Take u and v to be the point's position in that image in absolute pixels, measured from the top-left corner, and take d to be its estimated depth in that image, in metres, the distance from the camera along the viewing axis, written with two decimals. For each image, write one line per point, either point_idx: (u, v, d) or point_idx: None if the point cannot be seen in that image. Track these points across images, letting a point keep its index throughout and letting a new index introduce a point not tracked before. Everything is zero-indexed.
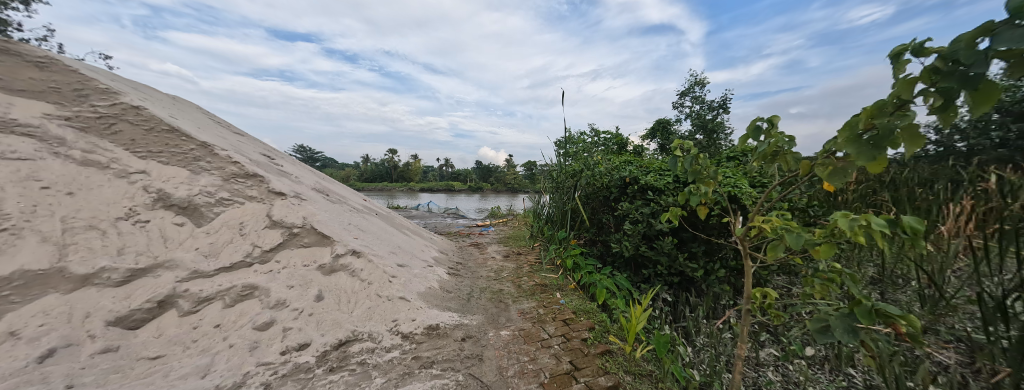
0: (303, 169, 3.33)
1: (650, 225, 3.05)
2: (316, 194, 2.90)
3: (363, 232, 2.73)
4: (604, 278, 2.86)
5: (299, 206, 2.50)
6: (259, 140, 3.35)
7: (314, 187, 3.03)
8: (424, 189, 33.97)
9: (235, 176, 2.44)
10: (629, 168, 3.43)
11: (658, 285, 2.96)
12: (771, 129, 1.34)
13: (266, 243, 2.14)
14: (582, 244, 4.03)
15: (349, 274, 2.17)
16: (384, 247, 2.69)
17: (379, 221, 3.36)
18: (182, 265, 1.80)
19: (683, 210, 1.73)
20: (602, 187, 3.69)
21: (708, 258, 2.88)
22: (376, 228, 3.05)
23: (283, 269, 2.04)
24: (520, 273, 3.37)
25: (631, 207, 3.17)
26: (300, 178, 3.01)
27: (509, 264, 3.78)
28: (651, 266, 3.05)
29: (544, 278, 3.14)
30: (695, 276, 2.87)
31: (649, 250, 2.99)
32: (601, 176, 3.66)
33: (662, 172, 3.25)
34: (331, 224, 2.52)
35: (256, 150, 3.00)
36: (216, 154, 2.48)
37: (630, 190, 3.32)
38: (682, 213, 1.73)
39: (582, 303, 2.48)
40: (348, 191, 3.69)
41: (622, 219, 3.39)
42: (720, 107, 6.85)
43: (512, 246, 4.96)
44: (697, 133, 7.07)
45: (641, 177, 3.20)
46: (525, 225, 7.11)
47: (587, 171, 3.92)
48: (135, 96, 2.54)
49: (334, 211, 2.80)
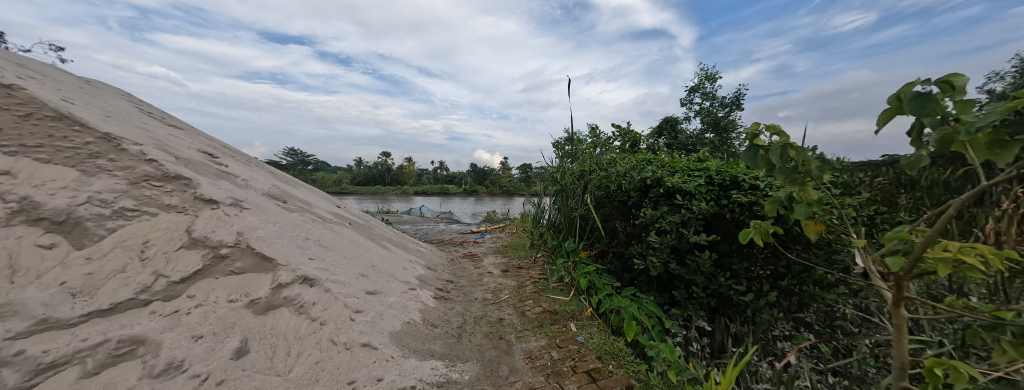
0: (257, 172, 2.75)
1: (681, 236, 2.53)
2: (268, 201, 2.32)
3: (325, 250, 2.16)
4: (629, 303, 2.33)
5: (237, 217, 1.91)
6: (204, 136, 2.76)
7: (268, 191, 2.45)
8: (418, 192, 33.37)
9: (148, 178, 1.85)
10: (650, 167, 2.91)
11: (692, 311, 2.42)
12: (952, 95, 0.81)
13: (177, 271, 1.54)
14: (592, 257, 3.48)
15: (294, 312, 1.58)
16: (351, 268, 2.12)
17: (352, 233, 2.79)
18: (25, 310, 1.18)
19: (777, 228, 1.17)
20: (617, 190, 3.17)
21: (752, 277, 2.39)
22: (346, 243, 2.48)
23: (196, 308, 1.44)
24: (523, 295, 2.82)
25: (656, 214, 2.65)
26: (250, 181, 2.43)
27: (509, 283, 3.21)
28: (681, 287, 2.52)
29: (554, 303, 2.57)
30: (741, 301, 2.33)
31: (682, 268, 2.46)
32: (616, 177, 3.14)
33: (691, 173, 2.75)
34: (281, 240, 1.93)
35: (193, 146, 2.40)
36: (125, 149, 1.89)
37: (652, 194, 2.80)
38: (776, 231, 1.17)
39: (606, 342, 1.92)
40: (316, 197, 3.11)
41: (644, 228, 2.86)
42: (733, 104, 6.39)
43: (510, 258, 4.40)
44: (708, 131, 6.61)
45: (667, 178, 2.69)
46: (524, 231, 6.57)
47: (598, 172, 3.41)
48: (19, 74, 1.94)
49: (289, 222, 2.22)
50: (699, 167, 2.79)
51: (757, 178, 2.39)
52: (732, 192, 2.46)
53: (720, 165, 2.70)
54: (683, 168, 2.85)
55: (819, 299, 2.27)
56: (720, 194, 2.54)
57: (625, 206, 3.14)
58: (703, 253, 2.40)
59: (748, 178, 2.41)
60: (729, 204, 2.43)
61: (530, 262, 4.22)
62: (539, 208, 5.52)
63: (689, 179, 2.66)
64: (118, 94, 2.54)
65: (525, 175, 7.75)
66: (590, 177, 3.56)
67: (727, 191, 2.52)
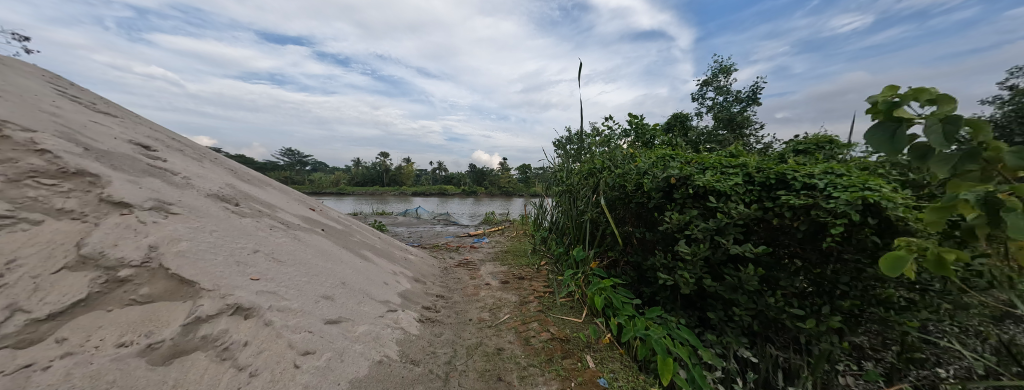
0: (209, 169, 2.31)
1: (716, 245, 2.12)
2: (212, 203, 1.88)
3: (280, 265, 1.72)
4: (657, 330, 1.91)
5: (159, 225, 1.47)
6: (145, 127, 2.32)
7: (216, 192, 2.01)
8: (416, 192, 32.92)
9: (35, 174, 1.39)
10: (675, 163, 2.50)
11: (732, 337, 2.00)
12: None
13: (45, 304, 1.07)
14: (605, 267, 3.06)
15: (213, 359, 1.13)
16: (313, 289, 1.69)
17: (323, 241, 2.35)
18: None
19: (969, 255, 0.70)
20: (634, 191, 2.76)
21: (805, 298, 1.98)
22: (312, 255, 2.04)
23: (61, 359, 0.97)
24: (527, 314, 2.39)
25: (685, 219, 2.24)
26: (193, 180, 1.99)
27: (509, 298, 2.77)
28: (717, 308, 2.10)
29: (565, 327, 2.12)
30: (795, 326, 1.91)
31: (719, 285, 2.03)
32: (633, 176, 2.72)
33: (724, 171, 2.35)
34: (217, 254, 1.49)
35: (122, 137, 1.96)
36: (7, 137, 1.44)
37: (678, 196, 2.39)
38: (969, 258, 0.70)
39: (637, 387, 1.54)
40: (284, 200, 2.68)
41: (669, 235, 2.44)
42: (749, 98, 5.98)
43: (510, 266, 3.97)
44: (722, 128, 6.20)
45: (697, 176, 2.28)
46: (525, 235, 6.15)
47: (612, 170, 3.00)
48: None
49: (239, 230, 1.79)
50: (733, 163, 2.38)
51: (811, 176, 1.99)
52: (778, 193, 2.06)
53: (758, 161, 2.31)
54: (713, 164, 2.44)
55: (890, 325, 1.85)
56: (762, 195, 2.13)
57: (643, 209, 2.72)
58: (746, 266, 1.98)
59: (799, 176, 2.01)
60: (775, 206, 2.02)
61: (532, 271, 3.78)
62: (541, 210, 5.09)
63: (724, 178, 2.25)
64: (34, 75, 2.10)
65: (525, 175, 7.34)
66: (602, 176, 3.15)
67: (773, 192, 2.11)
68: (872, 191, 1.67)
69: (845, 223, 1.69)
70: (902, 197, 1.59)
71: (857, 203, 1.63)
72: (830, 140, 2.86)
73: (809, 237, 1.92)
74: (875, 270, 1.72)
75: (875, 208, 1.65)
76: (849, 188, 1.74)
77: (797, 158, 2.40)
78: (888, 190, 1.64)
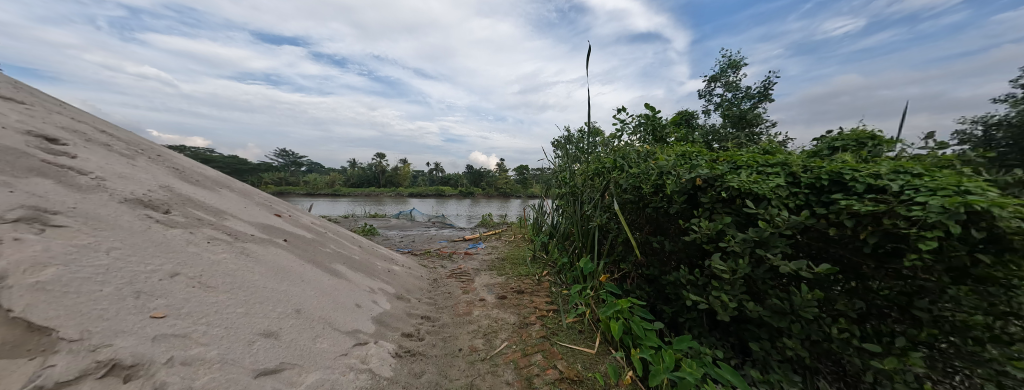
0: (143, 168, 1.92)
1: (757, 258, 1.75)
2: (128, 211, 1.48)
3: (208, 292, 1.31)
4: (692, 368, 1.53)
5: (24, 241, 1.05)
6: (63, 118, 1.92)
7: (138, 197, 1.61)
8: (411, 194, 32.47)
9: None
10: (701, 160, 2.14)
11: (781, 375, 1.62)
12: None
13: None
14: (616, 280, 2.68)
15: None
16: (250, 324, 1.29)
17: (282, 255, 1.95)
18: None
19: None
20: (651, 194, 2.39)
21: (870, 327, 1.60)
22: (261, 274, 1.64)
23: None
24: (527, 341, 2.00)
25: (717, 227, 1.86)
26: (109, 182, 1.59)
27: (507, 319, 2.38)
28: (759, 337, 1.72)
29: (575, 362, 1.74)
30: (863, 363, 1.53)
31: (763, 309, 1.66)
32: (649, 177, 2.36)
33: (762, 171, 1.98)
34: (105, 283, 1.09)
35: (14, 128, 1.55)
36: None
37: (706, 200, 2.03)
38: None
39: None
40: (241, 205, 2.28)
41: (696, 245, 2.07)
42: (761, 94, 5.62)
43: (508, 276, 3.59)
44: (731, 126, 5.83)
45: (730, 177, 1.92)
46: (524, 240, 5.77)
47: (624, 171, 2.64)
48: None
49: (157, 246, 1.38)
50: (771, 161, 2.02)
51: (876, 176, 1.62)
52: (833, 196, 1.69)
53: (803, 159, 1.94)
54: (747, 162, 2.08)
55: None
56: (812, 199, 1.77)
57: (662, 215, 2.36)
58: (798, 287, 1.60)
59: (861, 176, 1.64)
60: (830, 213, 1.66)
61: (532, 282, 3.39)
62: (541, 213, 4.72)
63: (763, 180, 1.89)
64: None
65: (524, 176, 6.97)
66: (612, 177, 2.78)
67: (825, 195, 1.75)
68: (970, 195, 1.30)
69: (937, 237, 1.31)
70: (1015, 203, 1.23)
71: (955, 210, 1.25)
72: (871, 135, 2.50)
73: (876, 251, 1.55)
74: (970, 295, 1.35)
75: (976, 218, 1.28)
76: (939, 191, 1.36)
77: (845, 156, 2.03)
78: (994, 194, 1.27)
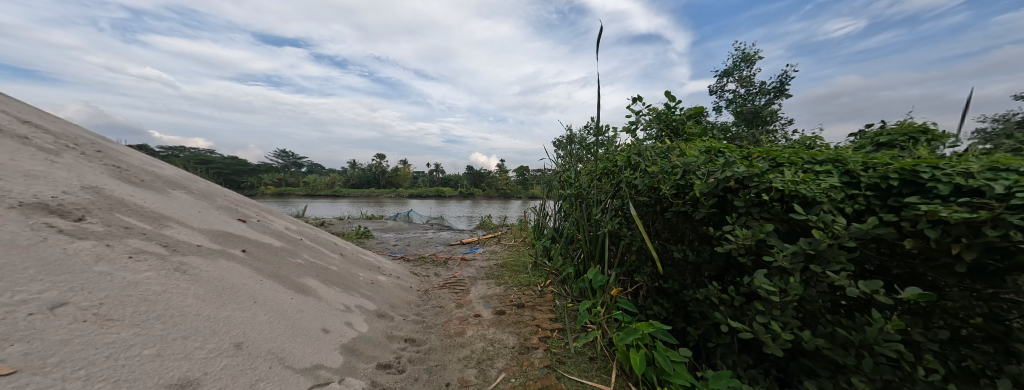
0: (65, 166, 1.61)
1: (810, 275, 1.42)
2: (19, 221, 1.17)
3: (105, 328, 0.99)
4: None
5: None
6: None
7: (40, 203, 1.30)
8: (411, 194, 32.24)
9: None
10: (733, 157, 1.81)
11: None
12: None
13: None
14: (629, 293, 2.37)
15: None
16: (158, 373, 0.96)
17: (234, 270, 1.63)
18: None
19: None
20: (672, 196, 2.07)
21: None
22: (196, 297, 1.31)
23: None
24: (528, 372, 1.68)
25: (758, 237, 1.53)
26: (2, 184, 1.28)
27: (505, 341, 2.05)
28: (815, 373, 1.40)
29: None
30: None
31: (821, 340, 1.33)
32: (670, 176, 2.04)
33: (809, 169, 1.65)
34: None
35: None
36: None
37: (741, 204, 1.70)
38: None
39: None
40: (195, 209, 1.97)
41: (729, 257, 1.74)
42: (776, 90, 5.29)
43: (507, 286, 3.28)
44: (744, 124, 5.50)
45: (772, 177, 1.60)
46: (524, 244, 5.46)
47: (638, 170, 2.32)
48: None
49: (46, 267, 1.07)
50: (819, 158, 1.69)
51: (965, 175, 1.29)
52: (906, 200, 1.37)
53: (860, 155, 1.61)
54: (789, 158, 1.75)
55: None
56: (877, 204, 1.44)
57: (685, 221, 2.04)
58: (869, 313, 1.27)
59: (944, 174, 1.31)
60: (906, 221, 1.33)
61: (533, 293, 3.08)
62: (543, 216, 4.41)
63: (813, 180, 1.57)
64: None
65: (524, 177, 6.67)
66: (623, 176, 2.47)
67: (893, 198, 1.43)
68: None
69: None
70: None
71: None
72: (923, 129, 2.17)
73: (971, 270, 1.22)
74: None
75: None
76: None
77: (908, 152, 1.71)
78: None
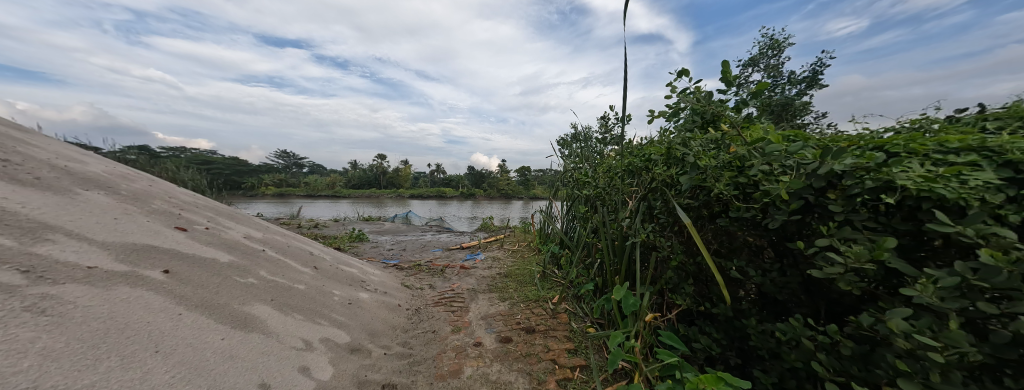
0: None
1: (968, 318, 0.95)
2: None
3: None
4: None
5: None
6: None
7: None
8: (412, 195, 31.95)
9: None
10: (822, 146, 1.35)
11: None
12: None
13: None
14: (672, 320, 1.90)
15: None
16: None
17: (140, 301, 1.31)
18: None
19: None
20: (731, 199, 1.60)
21: None
22: (44, 356, 0.99)
23: None
24: None
25: (879, 258, 1.05)
26: None
27: (513, 386, 1.58)
28: None
29: None
30: None
31: None
32: (727, 171, 1.57)
33: (945, 160, 1.17)
34: None
35: None
36: None
37: (840, 211, 1.22)
38: None
39: None
40: (106, 214, 1.68)
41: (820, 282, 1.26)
42: (810, 79, 4.77)
43: (512, 301, 2.82)
44: (774, 117, 4.98)
45: (891, 173, 1.12)
46: (531, 249, 4.99)
47: (677, 166, 1.86)
48: None
49: None
50: (952, 145, 1.22)
51: None
52: None
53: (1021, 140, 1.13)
54: (905, 144, 1.27)
55: None
56: None
57: (748, 231, 1.56)
58: None
59: None
60: None
61: (543, 310, 2.62)
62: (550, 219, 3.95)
63: (959, 175, 1.09)
64: None
65: (525, 178, 6.23)
66: (656, 172, 2.00)
67: None
68: None
69: None
70: None
71: None
72: None
73: None
74: None
75: None
76: None
77: None
78: None
